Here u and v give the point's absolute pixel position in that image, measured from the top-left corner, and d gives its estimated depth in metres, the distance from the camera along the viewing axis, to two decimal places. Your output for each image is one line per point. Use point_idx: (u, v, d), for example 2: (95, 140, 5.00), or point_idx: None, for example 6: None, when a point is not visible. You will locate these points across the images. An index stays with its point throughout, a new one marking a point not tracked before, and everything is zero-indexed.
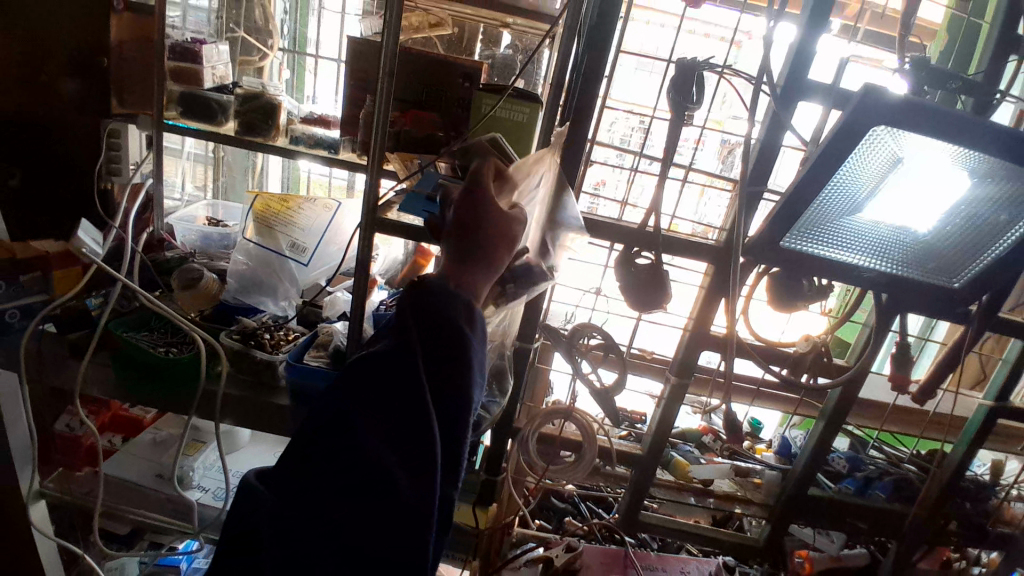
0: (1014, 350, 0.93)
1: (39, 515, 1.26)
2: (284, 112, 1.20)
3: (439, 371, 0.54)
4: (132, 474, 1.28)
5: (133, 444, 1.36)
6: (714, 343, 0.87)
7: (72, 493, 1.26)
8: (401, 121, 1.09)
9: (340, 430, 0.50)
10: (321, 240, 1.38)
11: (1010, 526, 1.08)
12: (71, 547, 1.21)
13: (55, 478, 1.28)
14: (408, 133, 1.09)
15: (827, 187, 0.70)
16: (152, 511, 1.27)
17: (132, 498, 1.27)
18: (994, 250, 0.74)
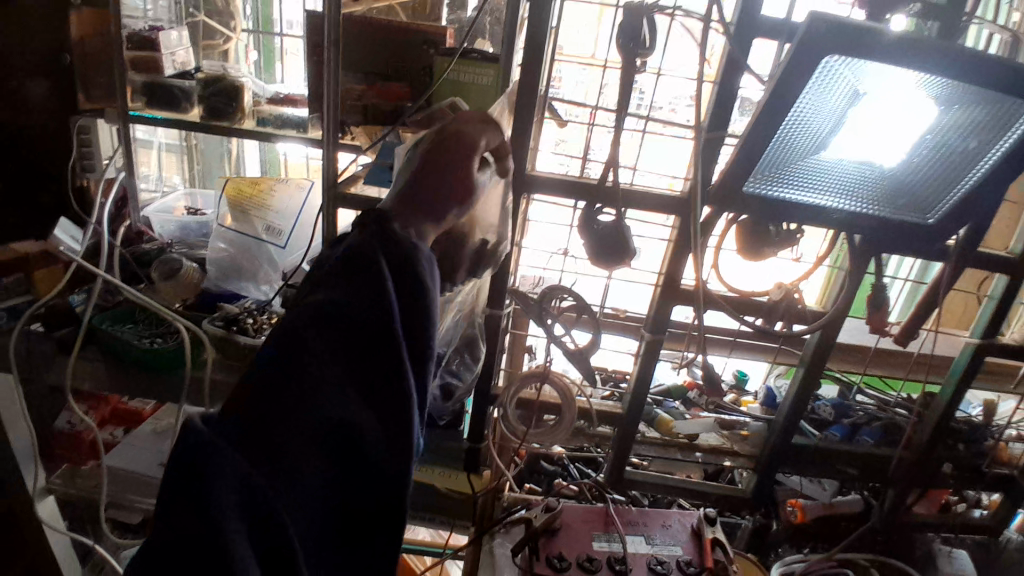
0: (999, 286, 0.91)
1: (49, 511, 1.27)
2: (249, 93, 1.18)
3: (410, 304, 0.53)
4: (138, 465, 1.29)
5: (135, 436, 1.37)
6: (684, 297, 0.86)
7: (79, 487, 1.26)
8: (369, 93, 1.05)
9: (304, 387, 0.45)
10: (295, 223, 1.37)
11: (1006, 466, 1.06)
12: (84, 540, 1.22)
13: (62, 474, 1.27)
14: (376, 106, 1.06)
15: (787, 126, 0.68)
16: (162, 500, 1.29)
17: (144, 489, 1.27)
18: (970, 179, 0.72)
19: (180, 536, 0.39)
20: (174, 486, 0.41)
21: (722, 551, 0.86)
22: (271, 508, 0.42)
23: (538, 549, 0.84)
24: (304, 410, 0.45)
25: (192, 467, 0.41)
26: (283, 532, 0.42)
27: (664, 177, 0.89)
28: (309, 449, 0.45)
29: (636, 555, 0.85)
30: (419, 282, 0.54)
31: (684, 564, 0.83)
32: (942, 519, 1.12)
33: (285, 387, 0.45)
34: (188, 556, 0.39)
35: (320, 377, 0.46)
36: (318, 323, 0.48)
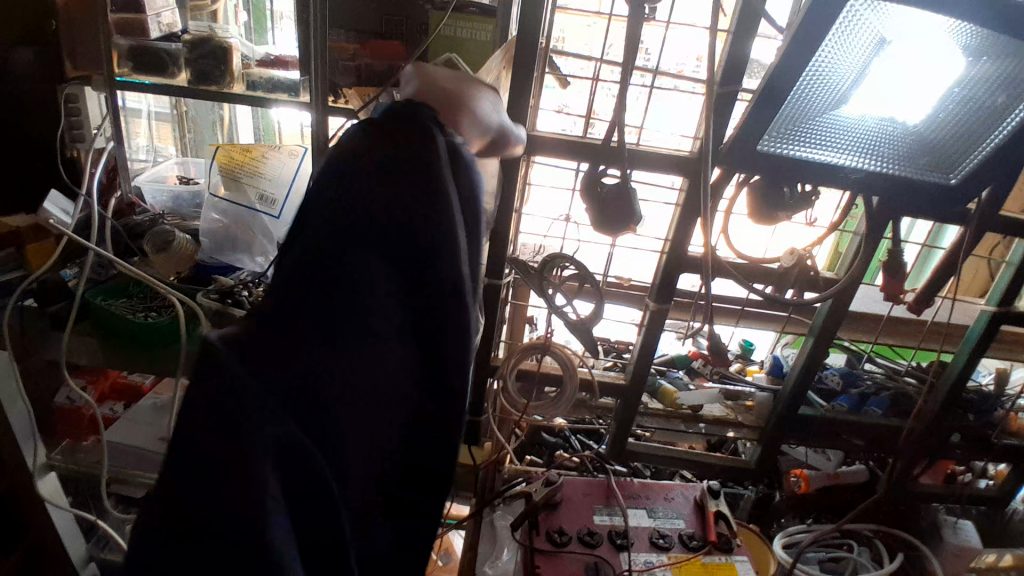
0: (1017, 252, 0.86)
1: (52, 489, 1.24)
2: (238, 55, 1.11)
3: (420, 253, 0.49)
4: (136, 439, 1.28)
5: (135, 411, 1.34)
6: (690, 265, 0.82)
7: (80, 463, 1.25)
8: (362, 53, 0.99)
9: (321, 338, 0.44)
10: (289, 191, 1.28)
11: (1017, 437, 1.04)
12: (86, 515, 1.19)
13: (62, 451, 1.28)
14: (369, 66, 1.00)
15: (803, 78, 0.63)
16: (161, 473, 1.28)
17: (146, 463, 1.26)
18: (996, 136, 0.67)
19: (226, 475, 0.40)
20: (211, 422, 0.39)
21: (726, 524, 0.84)
22: (310, 458, 0.44)
23: (538, 524, 0.81)
24: (348, 356, 0.46)
25: (233, 410, 0.39)
26: (315, 477, 0.45)
27: (672, 137, 0.85)
28: (345, 399, 0.47)
29: (637, 528, 0.83)
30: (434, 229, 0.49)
31: (687, 537, 0.82)
32: (949, 490, 1.11)
33: (334, 332, 0.45)
34: (228, 495, 0.40)
35: (370, 318, 0.47)
36: (365, 258, 0.46)
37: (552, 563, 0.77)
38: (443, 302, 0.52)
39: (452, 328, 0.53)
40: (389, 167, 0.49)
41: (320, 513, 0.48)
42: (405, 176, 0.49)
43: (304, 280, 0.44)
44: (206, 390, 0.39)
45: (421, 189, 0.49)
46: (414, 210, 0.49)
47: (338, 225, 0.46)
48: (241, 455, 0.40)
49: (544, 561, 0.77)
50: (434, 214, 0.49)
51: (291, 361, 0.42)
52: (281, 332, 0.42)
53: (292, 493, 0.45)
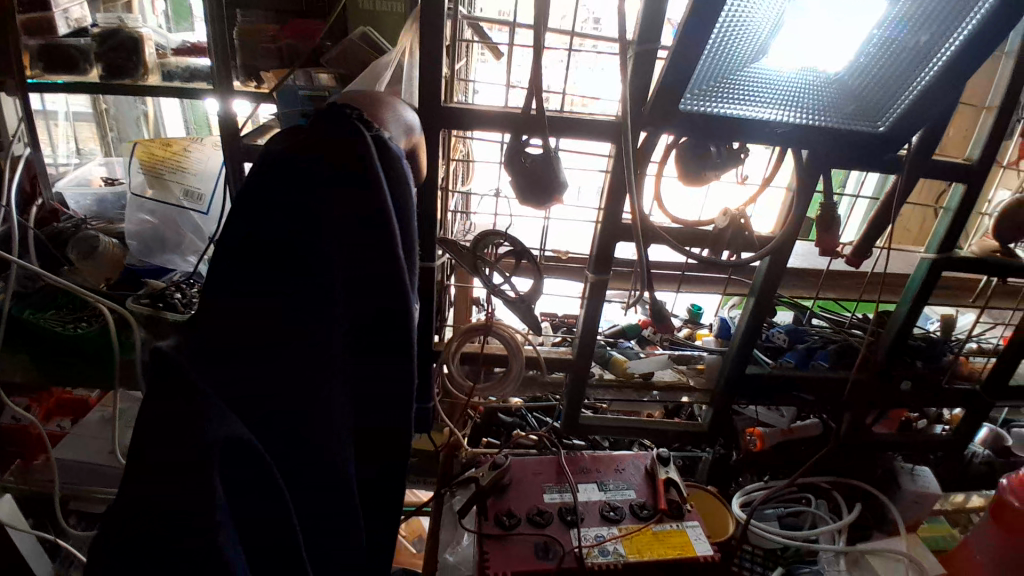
0: (954, 197, 0.87)
1: (6, 512, 1.14)
2: (151, 45, 1.03)
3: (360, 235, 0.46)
4: (88, 453, 1.21)
5: (84, 425, 1.28)
6: (626, 233, 0.80)
7: (34, 482, 1.21)
8: (281, 35, 0.89)
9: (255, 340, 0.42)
10: (216, 186, 1.21)
11: (968, 381, 1.09)
12: (45, 537, 1.09)
13: (14, 472, 1.22)
14: (293, 48, 0.90)
15: (721, 28, 0.61)
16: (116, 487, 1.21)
17: (98, 479, 1.21)
18: (921, 80, 0.66)
19: (182, 479, 0.37)
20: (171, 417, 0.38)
21: (676, 490, 0.84)
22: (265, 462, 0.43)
23: (487, 509, 0.80)
24: (302, 352, 0.44)
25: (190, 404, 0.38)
26: (268, 487, 0.43)
27: (599, 101, 0.81)
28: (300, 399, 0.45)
29: (588, 503, 0.82)
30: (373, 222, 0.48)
31: (637, 507, 0.81)
32: (902, 436, 1.13)
33: (282, 328, 0.43)
34: (183, 504, 0.37)
35: (324, 312, 0.44)
36: (306, 250, 0.43)
37: (499, 547, 0.75)
38: (386, 298, 0.49)
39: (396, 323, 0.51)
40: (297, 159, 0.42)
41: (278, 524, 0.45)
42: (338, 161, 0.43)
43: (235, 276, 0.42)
44: (161, 385, 0.38)
45: (351, 171, 0.44)
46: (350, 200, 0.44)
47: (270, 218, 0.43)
48: (198, 454, 0.37)
49: (492, 545, 0.76)
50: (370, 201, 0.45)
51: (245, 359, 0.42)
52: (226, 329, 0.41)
53: (246, 503, 0.43)
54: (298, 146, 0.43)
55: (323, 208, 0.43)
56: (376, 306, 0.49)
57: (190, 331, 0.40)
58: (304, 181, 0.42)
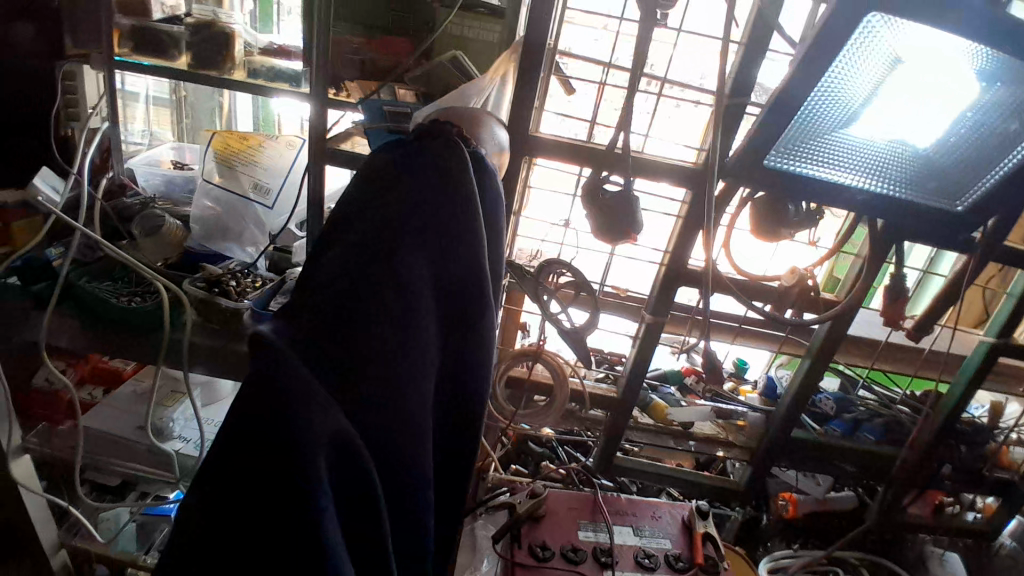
0: (1020, 283, 0.86)
1: (24, 473, 1.07)
2: (239, 42, 1.09)
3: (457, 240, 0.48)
4: (112, 426, 1.23)
5: (114, 398, 1.29)
6: (689, 279, 0.81)
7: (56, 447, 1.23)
8: (366, 48, 0.94)
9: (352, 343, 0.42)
10: (284, 182, 1.28)
11: (1008, 472, 1.05)
12: (60, 502, 1.06)
13: (39, 433, 1.24)
14: (374, 62, 0.94)
15: (812, 95, 0.62)
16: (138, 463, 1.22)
17: (120, 452, 1.22)
18: (1003, 166, 0.66)
19: (276, 474, 0.37)
20: (261, 417, 0.37)
21: (713, 547, 0.82)
22: (358, 455, 0.42)
23: (520, 537, 0.79)
24: (402, 354, 0.44)
25: (276, 403, 0.37)
26: (361, 480, 0.43)
27: (675, 146, 0.83)
28: (392, 401, 0.44)
29: (623, 547, 0.81)
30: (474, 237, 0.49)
31: (673, 558, 0.79)
32: (939, 522, 1.09)
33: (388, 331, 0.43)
34: (280, 498, 0.38)
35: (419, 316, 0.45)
36: (399, 257, 0.44)
37: None
38: (473, 309, 0.50)
39: (478, 333, 0.52)
40: (405, 178, 0.46)
41: (366, 520, 0.45)
42: (435, 178, 0.47)
43: (330, 277, 0.43)
44: (260, 385, 0.37)
45: (447, 189, 0.47)
46: (442, 213, 0.47)
47: (366, 221, 0.45)
48: (289, 452, 0.37)
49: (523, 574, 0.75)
50: (463, 214, 0.48)
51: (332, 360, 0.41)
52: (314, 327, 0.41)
53: (344, 492, 0.43)
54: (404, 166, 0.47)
55: (420, 217, 0.46)
56: (464, 316, 0.50)
57: (285, 322, 0.41)
58: (405, 198, 0.46)
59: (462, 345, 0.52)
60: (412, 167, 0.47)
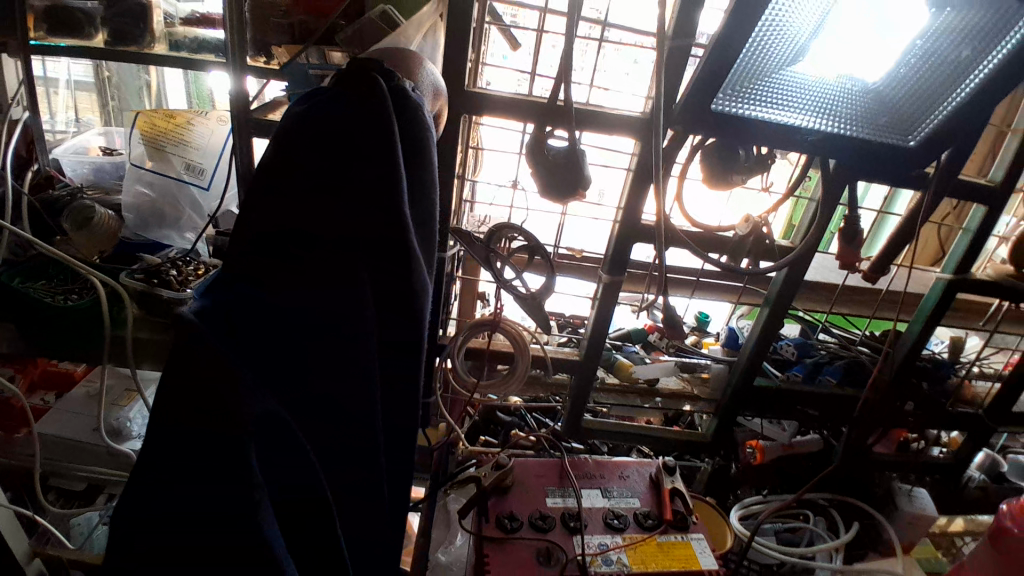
0: (975, 219, 0.86)
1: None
2: (160, 13, 0.97)
3: (376, 209, 0.43)
4: (69, 430, 1.14)
5: (66, 400, 1.20)
6: (645, 234, 0.78)
7: (12, 456, 1.13)
8: (296, 10, 0.84)
9: (274, 324, 0.39)
10: (220, 162, 1.15)
11: (972, 405, 1.10)
12: (21, 512, 0.99)
13: None
14: (307, 25, 0.85)
15: (760, 29, 0.59)
16: (100, 466, 1.15)
17: (78, 457, 1.15)
18: (954, 99, 0.65)
19: (213, 459, 0.35)
20: (196, 397, 0.34)
21: (681, 501, 0.82)
22: (293, 432, 0.40)
23: (487, 510, 0.78)
24: (335, 345, 0.43)
25: (212, 385, 0.34)
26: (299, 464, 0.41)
27: (609, 92, 0.81)
28: (319, 381, 0.42)
29: (592, 510, 0.80)
30: (393, 207, 0.44)
31: (642, 517, 0.79)
32: (901, 457, 1.12)
33: (305, 316, 0.40)
34: (217, 484, 0.35)
35: (346, 295, 0.42)
36: (320, 232, 0.41)
37: (500, 551, 0.73)
38: (410, 273, 0.47)
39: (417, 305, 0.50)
40: (323, 135, 0.41)
41: (313, 504, 0.43)
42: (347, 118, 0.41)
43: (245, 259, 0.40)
44: (189, 369, 0.34)
45: (362, 130, 0.42)
46: (362, 181, 0.42)
47: (279, 192, 0.41)
48: (226, 436, 0.35)
49: (492, 548, 0.74)
50: (388, 165, 0.43)
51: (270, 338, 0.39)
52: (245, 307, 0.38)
53: (280, 478, 0.41)
54: (315, 119, 0.41)
55: (340, 173, 0.42)
56: (403, 286, 0.48)
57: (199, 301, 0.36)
58: (327, 155, 0.41)
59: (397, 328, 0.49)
60: (328, 113, 0.41)
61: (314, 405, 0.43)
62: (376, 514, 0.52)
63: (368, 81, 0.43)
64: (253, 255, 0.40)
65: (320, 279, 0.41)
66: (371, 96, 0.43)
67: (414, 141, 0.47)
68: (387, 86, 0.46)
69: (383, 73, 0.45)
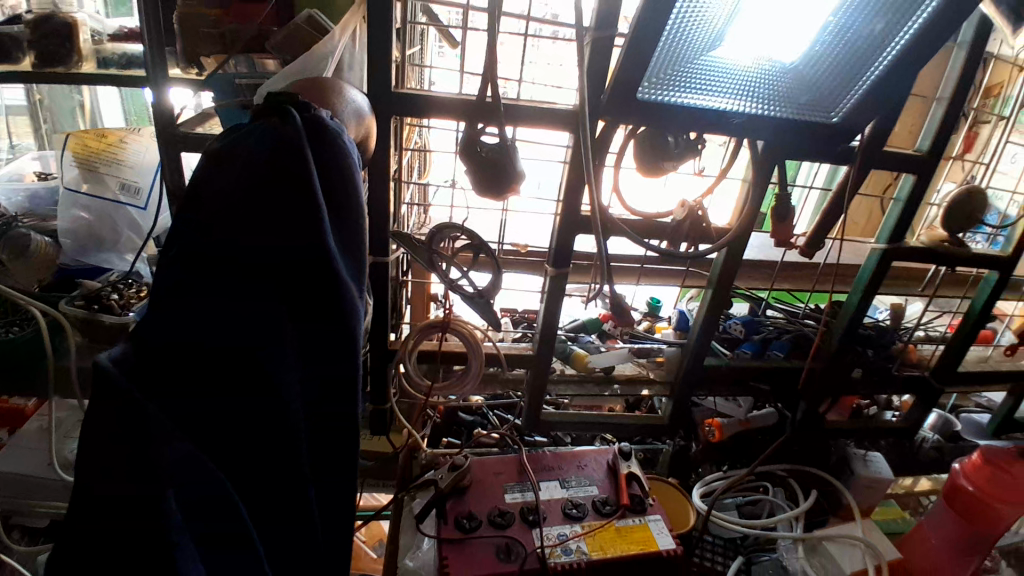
0: (904, 188, 0.90)
1: None
2: (86, 30, 0.92)
3: (295, 242, 0.42)
4: (22, 467, 1.09)
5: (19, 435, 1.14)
6: (586, 225, 0.79)
7: None
8: (225, 19, 0.82)
9: (194, 360, 0.38)
10: (156, 178, 1.11)
11: (918, 368, 1.14)
12: None
13: None
14: (235, 33, 0.83)
15: (676, 18, 0.60)
16: (59, 499, 1.10)
17: (33, 493, 1.09)
18: (873, 72, 0.68)
19: (138, 500, 0.34)
20: (119, 434, 0.34)
21: (638, 484, 0.84)
22: (215, 470, 0.39)
23: (446, 511, 0.78)
24: (260, 377, 0.42)
25: (137, 429, 0.34)
26: (224, 500, 0.40)
27: (553, 88, 0.84)
28: (246, 416, 0.42)
29: (551, 501, 0.81)
30: (313, 236, 0.43)
31: (600, 503, 0.80)
32: (854, 423, 1.16)
33: (225, 354, 0.40)
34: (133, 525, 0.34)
35: (271, 328, 0.42)
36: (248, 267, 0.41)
37: (460, 552, 0.73)
38: (343, 298, 0.46)
39: (351, 326, 0.48)
40: (243, 173, 0.40)
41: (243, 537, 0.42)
42: (265, 154, 0.41)
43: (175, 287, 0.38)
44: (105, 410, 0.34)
45: (281, 163, 0.41)
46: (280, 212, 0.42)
47: (194, 216, 0.41)
48: (151, 474, 0.35)
49: (451, 549, 0.74)
50: (303, 193, 0.42)
51: (192, 378, 0.38)
52: (164, 348, 0.37)
53: (205, 521, 0.40)
54: (239, 144, 0.41)
55: (255, 209, 0.41)
56: (335, 310, 0.46)
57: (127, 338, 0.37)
58: (228, 184, 0.40)
59: (331, 359, 0.48)
60: (240, 151, 0.41)
61: (241, 440, 0.43)
62: (313, 552, 0.51)
63: (283, 113, 0.42)
64: (171, 302, 0.38)
65: (240, 315, 0.40)
66: (287, 128, 0.42)
67: (342, 171, 0.47)
68: (304, 118, 0.45)
69: (298, 106, 0.45)
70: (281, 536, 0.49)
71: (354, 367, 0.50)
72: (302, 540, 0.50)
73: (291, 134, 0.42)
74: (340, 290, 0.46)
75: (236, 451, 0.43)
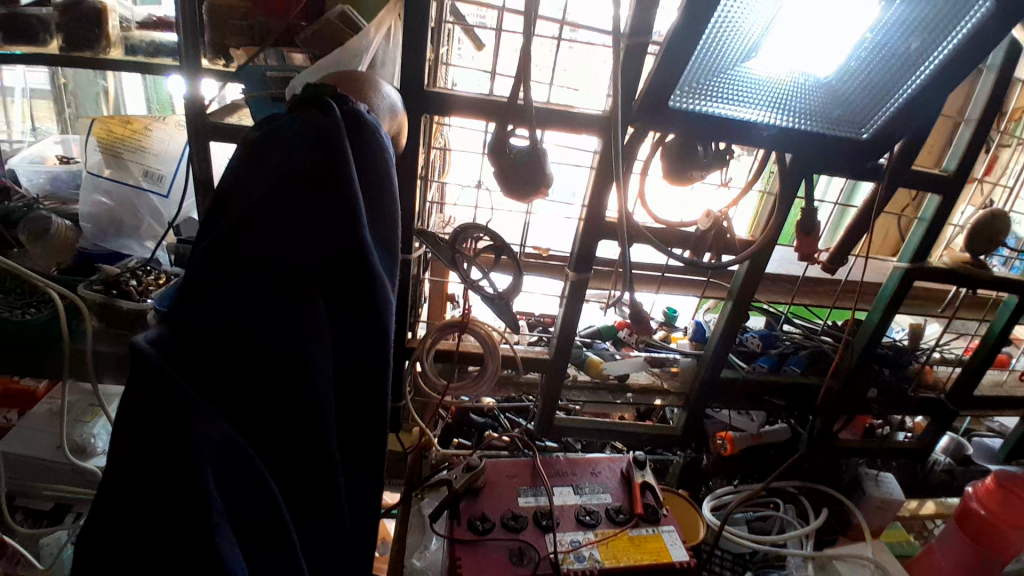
0: (929, 208, 0.89)
1: None
2: (115, 17, 0.92)
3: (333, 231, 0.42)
4: (31, 450, 1.09)
5: (29, 417, 1.14)
6: (609, 232, 0.79)
7: None
8: (254, 11, 0.83)
9: (230, 346, 0.38)
10: (179, 168, 1.11)
11: (935, 390, 1.13)
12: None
13: None
14: (264, 26, 0.83)
15: (712, 28, 0.60)
16: (68, 482, 1.11)
17: (42, 476, 1.10)
18: (907, 89, 0.67)
19: (173, 482, 0.34)
20: (156, 416, 0.34)
21: (652, 494, 0.83)
22: (247, 453, 0.40)
23: (458, 512, 0.78)
24: (294, 365, 0.42)
25: (172, 412, 0.35)
26: (255, 483, 0.41)
27: (579, 92, 0.84)
28: (277, 402, 0.42)
29: (563, 506, 0.81)
30: (350, 227, 0.43)
31: (613, 512, 0.80)
32: (866, 442, 1.15)
33: (260, 340, 0.40)
34: (168, 506, 0.35)
35: (307, 316, 0.42)
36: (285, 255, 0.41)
37: (471, 553, 0.73)
38: (376, 288, 0.46)
39: (383, 317, 0.48)
40: (282, 162, 0.40)
41: (271, 522, 0.42)
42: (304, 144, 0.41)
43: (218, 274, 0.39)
44: (142, 392, 0.35)
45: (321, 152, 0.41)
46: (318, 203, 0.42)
47: (236, 206, 0.41)
48: (187, 456, 0.35)
49: (463, 550, 0.74)
50: (341, 186, 0.42)
51: (225, 364, 0.38)
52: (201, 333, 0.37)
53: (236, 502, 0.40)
54: (279, 138, 0.42)
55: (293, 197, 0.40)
56: (368, 300, 0.47)
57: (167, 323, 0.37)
58: (267, 173, 0.40)
59: (361, 349, 0.49)
60: (280, 140, 0.41)
61: (272, 427, 0.43)
62: (338, 538, 0.52)
63: (323, 105, 0.42)
64: (214, 286, 0.39)
65: (277, 304, 0.40)
66: (328, 119, 0.42)
67: (376, 165, 0.47)
68: (341, 111, 0.45)
69: (337, 98, 0.45)
70: (306, 519, 0.49)
71: (383, 358, 0.50)
72: (327, 525, 0.50)
73: (331, 127, 0.41)
74: (373, 280, 0.46)
75: (267, 437, 0.43)
